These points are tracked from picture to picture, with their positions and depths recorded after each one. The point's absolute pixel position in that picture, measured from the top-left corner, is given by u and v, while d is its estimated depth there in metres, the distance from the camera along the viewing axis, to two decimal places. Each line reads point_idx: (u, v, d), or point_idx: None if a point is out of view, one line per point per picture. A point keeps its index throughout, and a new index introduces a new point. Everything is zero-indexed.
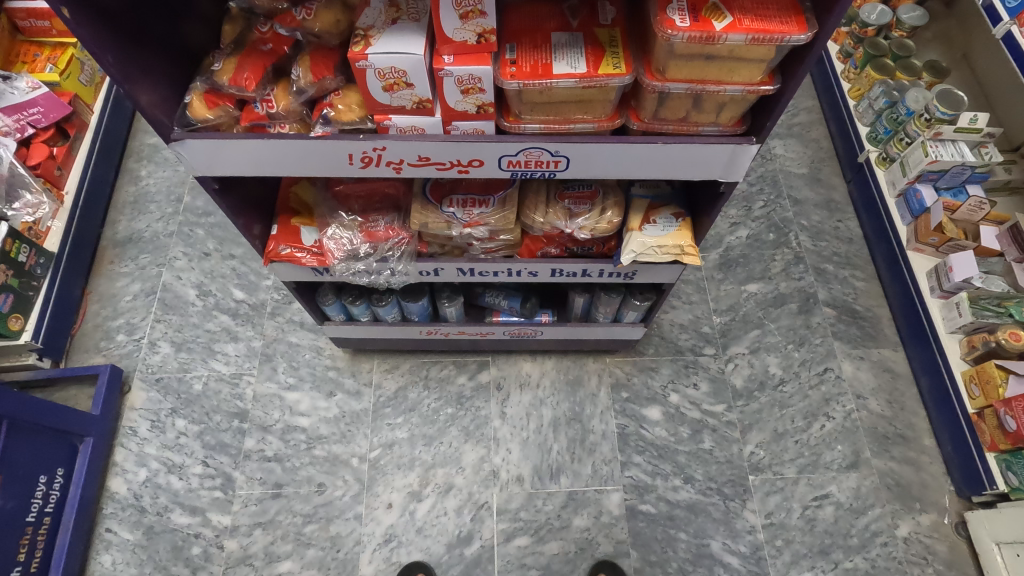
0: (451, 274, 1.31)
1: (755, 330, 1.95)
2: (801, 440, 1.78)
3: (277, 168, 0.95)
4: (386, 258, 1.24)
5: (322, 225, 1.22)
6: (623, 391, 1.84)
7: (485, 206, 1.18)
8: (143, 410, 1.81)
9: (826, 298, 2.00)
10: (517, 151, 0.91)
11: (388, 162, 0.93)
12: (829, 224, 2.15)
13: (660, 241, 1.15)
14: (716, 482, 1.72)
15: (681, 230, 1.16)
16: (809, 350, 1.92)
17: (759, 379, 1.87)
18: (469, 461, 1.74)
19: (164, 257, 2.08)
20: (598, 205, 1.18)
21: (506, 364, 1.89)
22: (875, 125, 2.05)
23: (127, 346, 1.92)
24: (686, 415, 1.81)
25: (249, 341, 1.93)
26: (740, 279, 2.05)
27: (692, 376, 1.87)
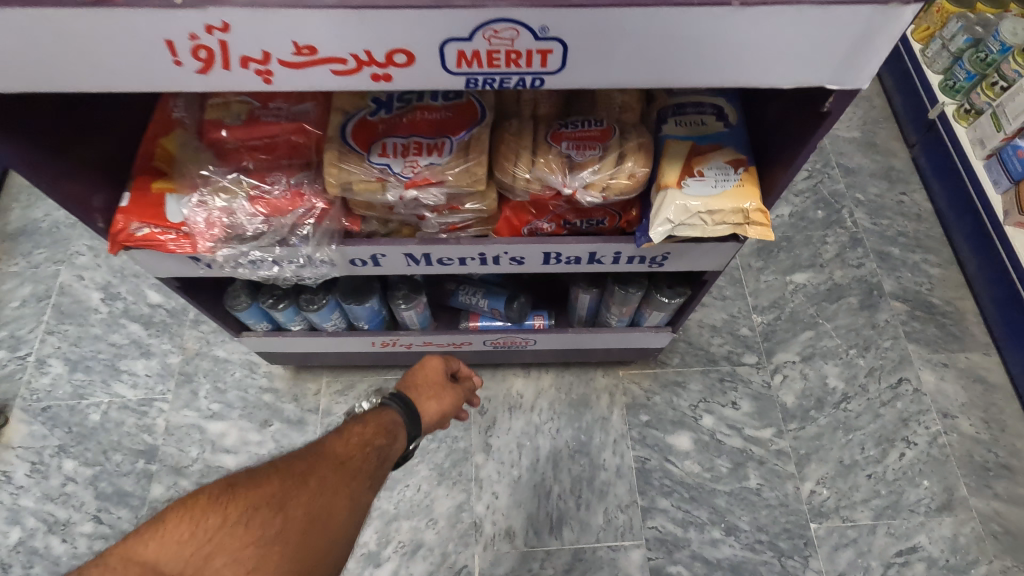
0: (397, 263, 0.90)
1: (808, 332, 1.54)
2: (874, 475, 1.37)
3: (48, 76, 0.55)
4: (291, 240, 0.83)
5: (193, 190, 0.80)
6: (642, 414, 1.43)
7: (437, 154, 0.75)
8: (22, 449, 1.41)
9: (893, 289, 1.60)
10: (470, 32, 0.51)
11: (245, 57, 0.53)
12: (890, 198, 1.74)
13: (710, 205, 0.73)
14: (768, 534, 1.31)
15: (743, 187, 0.74)
16: (877, 356, 1.51)
17: (816, 396, 1.46)
18: (444, 510, 1.33)
19: (64, 252, 1.67)
20: (613, 150, 0.76)
21: (491, 381, 1.47)
22: (951, 70, 1.65)
23: (8, 366, 1.51)
24: (724, 443, 1.40)
25: (164, 357, 1.52)
26: (784, 268, 1.63)
27: (730, 393, 1.46)
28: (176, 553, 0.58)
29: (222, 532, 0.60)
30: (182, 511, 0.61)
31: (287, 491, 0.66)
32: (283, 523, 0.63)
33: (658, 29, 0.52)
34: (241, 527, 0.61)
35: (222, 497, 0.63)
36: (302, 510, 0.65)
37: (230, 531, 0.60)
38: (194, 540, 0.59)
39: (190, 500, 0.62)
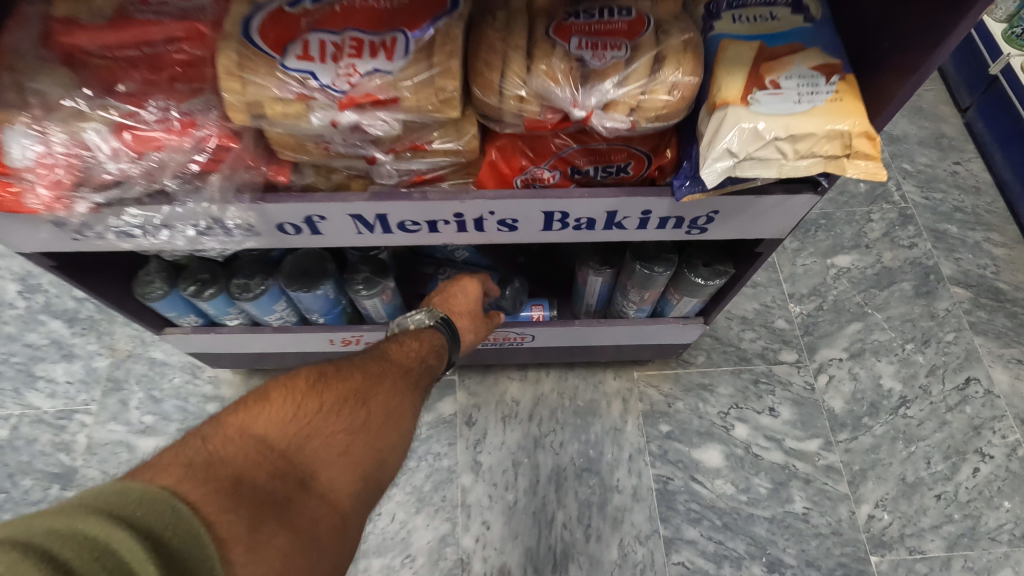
0: (344, 231, 0.66)
1: (855, 324, 1.30)
2: (944, 495, 1.13)
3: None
4: (180, 193, 0.58)
5: (35, 117, 0.52)
6: (662, 423, 1.19)
7: (385, 58, 0.51)
8: None
9: (953, 274, 1.36)
10: None
11: None
12: (941, 168, 1.51)
13: (794, 127, 0.48)
14: (819, 571, 1.07)
15: (842, 101, 0.49)
16: (938, 351, 1.27)
17: (869, 400, 1.22)
18: (423, 545, 1.09)
19: None
20: (645, 52, 0.52)
21: (480, 386, 1.23)
22: (1017, 16, 1.43)
23: None
24: (761, 459, 1.16)
25: (90, 360, 1.27)
26: (823, 249, 1.40)
27: (766, 398, 1.22)
28: (278, 427, 0.52)
29: (319, 416, 0.55)
30: (280, 391, 0.56)
31: (370, 388, 0.61)
32: (372, 415, 0.59)
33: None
34: (337, 413, 0.56)
35: (316, 383, 0.58)
36: (388, 405, 0.61)
37: (328, 414, 0.56)
38: (297, 418, 0.54)
39: (281, 383, 0.57)
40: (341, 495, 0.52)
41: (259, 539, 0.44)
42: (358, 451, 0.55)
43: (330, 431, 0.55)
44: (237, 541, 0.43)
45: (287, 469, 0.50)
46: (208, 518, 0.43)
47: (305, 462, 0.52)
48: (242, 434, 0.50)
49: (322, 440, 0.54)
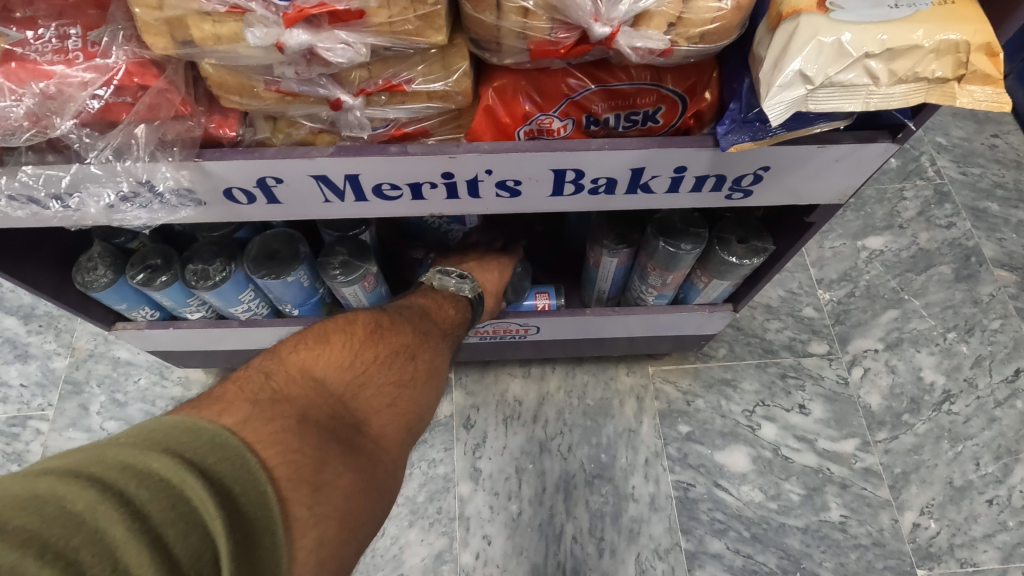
0: (306, 198, 0.54)
1: (891, 312, 1.18)
2: (997, 501, 1.02)
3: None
4: (86, 145, 0.47)
5: None
6: (681, 424, 1.07)
7: None
8: None
9: (996, 256, 1.24)
10: None
11: None
12: (978, 142, 1.39)
13: (888, 43, 0.37)
14: None
15: (950, 7, 0.37)
16: (983, 341, 1.15)
17: (909, 395, 1.10)
18: (417, 563, 0.97)
19: None
20: None
21: (478, 385, 1.11)
22: None
23: None
24: (792, 462, 1.04)
25: (47, 360, 1.15)
26: (853, 230, 1.28)
27: (796, 394, 1.10)
28: (336, 372, 0.50)
29: (374, 366, 0.53)
30: (338, 334, 0.54)
31: (416, 345, 0.60)
32: (420, 370, 0.57)
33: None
34: (389, 366, 0.55)
35: (371, 333, 0.57)
36: (430, 367, 0.60)
37: (380, 365, 0.54)
38: (353, 365, 0.52)
39: (336, 327, 0.55)
40: (394, 447, 0.50)
41: (327, 481, 0.41)
42: (407, 405, 0.53)
43: (382, 381, 0.53)
44: (308, 481, 0.40)
45: (344, 414, 0.48)
46: (277, 461, 0.38)
47: (360, 409, 0.49)
48: (304, 376, 0.48)
49: (375, 388, 0.52)
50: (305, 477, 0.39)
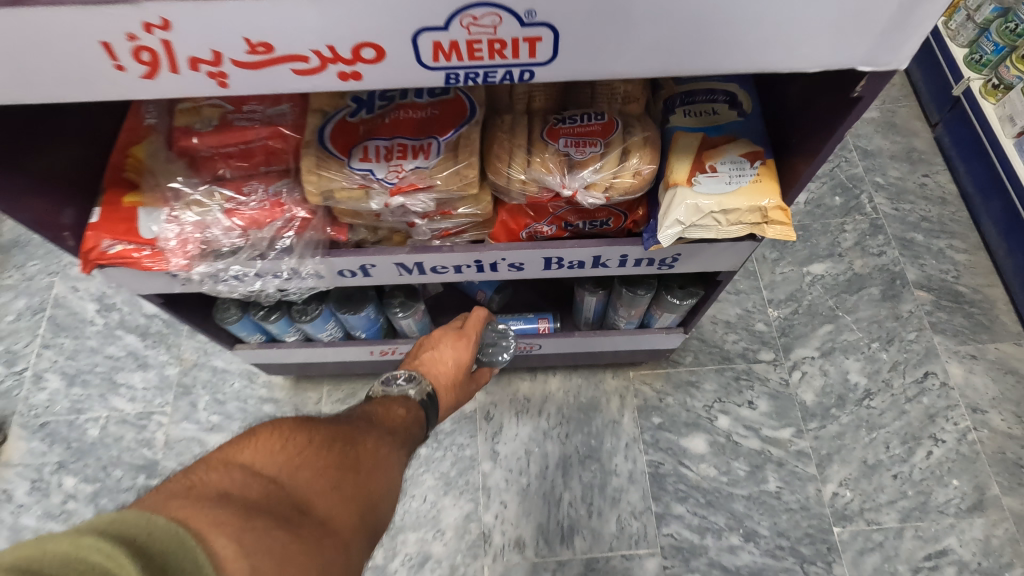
0: (388, 273, 0.85)
1: (827, 326, 1.47)
2: (900, 475, 1.30)
3: (38, 88, 0.48)
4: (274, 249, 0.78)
5: (165, 203, 0.74)
6: (655, 416, 1.37)
7: (423, 158, 0.69)
8: (22, 467, 1.39)
9: (917, 278, 1.52)
10: (446, 18, 0.44)
11: (191, 59, 0.46)
12: (911, 181, 1.65)
13: (725, 204, 0.66)
14: (789, 539, 1.25)
15: (760, 182, 0.67)
16: (901, 349, 1.43)
17: (837, 392, 1.39)
18: (451, 521, 1.29)
19: (57, 263, 1.63)
20: (615, 147, 0.70)
21: (496, 386, 1.42)
22: (978, 44, 1.53)
23: (5, 382, 1.48)
24: (741, 445, 1.34)
25: (162, 368, 1.49)
26: (800, 258, 1.56)
27: (746, 392, 1.40)
28: (271, 460, 0.54)
29: (309, 448, 0.58)
30: (268, 427, 0.59)
31: (355, 436, 0.65)
32: (358, 455, 0.61)
33: (670, 6, 0.44)
34: (327, 447, 0.59)
35: (305, 424, 0.61)
36: (371, 447, 0.64)
37: (319, 451, 0.58)
38: (290, 452, 0.56)
39: (269, 423, 0.60)
40: (341, 519, 0.53)
41: (254, 536, 0.44)
42: (348, 483, 0.57)
43: (320, 465, 0.57)
44: (231, 534, 0.43)
45: (281, 493, 0.51)
46: (201, 522, 0.42)
47: (297, 489, 0.53)
48: (235, 468, 0.52)
49: (314, 470, 0.56)
50: (230, 532, 0.43)
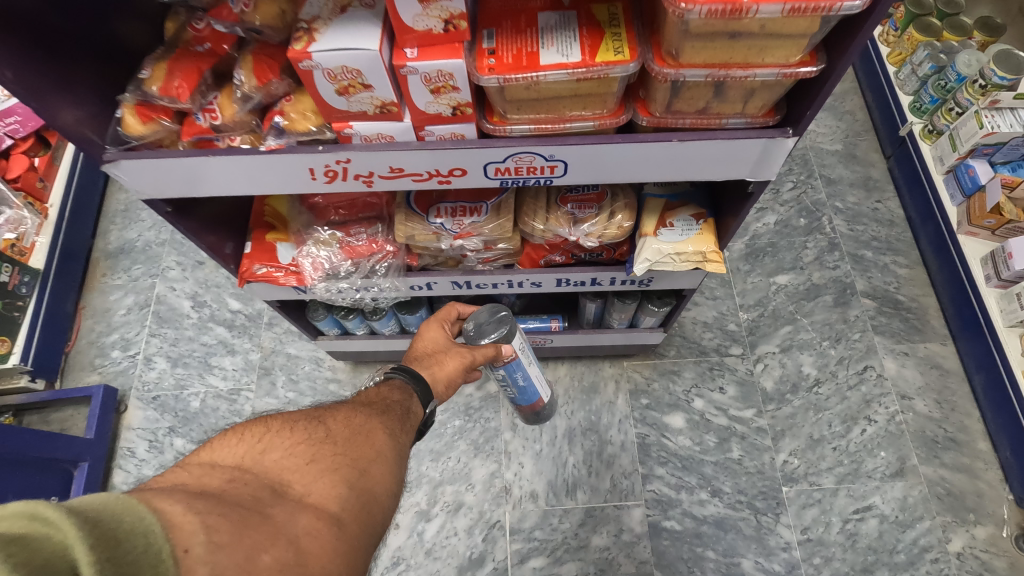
0: (446, 288, 1.18)
1: (787, 327, 1.79)
2: (839, 447, 1.63)
3: (270, 183, 0.82)
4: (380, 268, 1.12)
5: (299, 241, 1.09)
6: (643, 398, 1.71)
7: (476, 215, 1.03)
8: (140, 430, 1.75)
9: (865, 288, 1.83)
10: (504, 158, 0.76)
11: (356, 175, 0.79)
12: (866, 206, 1.96)
13: (677, 248, 1.00)
14: (746, 495, 1.58)
15: (702, 234, 1.00)
16: (846, 347, 1.75)
17: (792, 381, 1.72)
18: (480, 477, 1.63)
19: (157, 267, 2.00)
20: (606, 209, 1.03)
21: None
22: (919, 93, 1.86)
23: (122, 363, 1.85)
24: (712, 422, 1.67)
25: (247, 354, 1.85)
26: (768, 270, 1.88)
27: (718, 379, 1.73)
28: (236, 453, 0.65)
29: (279, 436, 0.68)
30: (245, 426, 0.69)
31: (329, 419, 0.74)
32: (328, 433, 0.71)
33: (635, 153, 0.75)
34: (297, 432, 0.69)
35: (276, 418, 0.71)
36: (341, 426, 0.73)
37: (283, 435, 0.68)
38: (255, 442, 0.66)
39: (247, 423, 0.70)
40: (310, 486, 0.63)
41: (215, 510, 0.54)
42: (318, 458, 0.66)
43: (287, 447, 0.66)
44: (190, 507, 0.52)
45: (253, 477, 0.62)
46: (162, 498, 0.51)
47: (266, 471, 0.63)
48: (207, 464, 0.63)
49: (281, 452, 0.66)
50: (189, 506, 0.52)
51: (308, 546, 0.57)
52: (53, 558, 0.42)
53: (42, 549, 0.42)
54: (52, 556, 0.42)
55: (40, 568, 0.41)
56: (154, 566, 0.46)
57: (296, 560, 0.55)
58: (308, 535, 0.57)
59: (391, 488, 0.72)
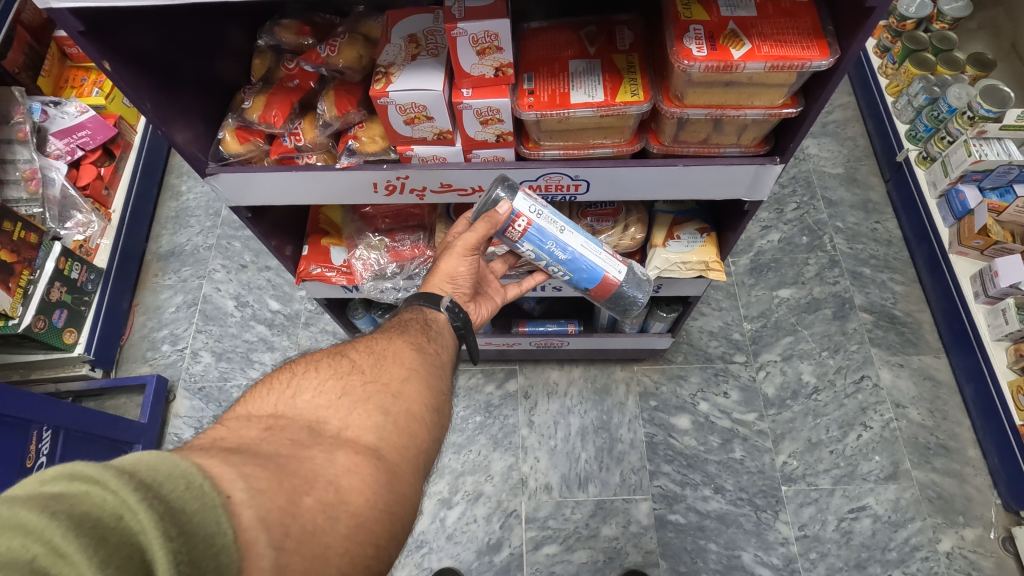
0: None
1: (788, 337, 1.91)
2: (836, 450, 1.74)
3: (331, 191, 0.95)
4: (420, 270, 1.26)
5: (350, 245, 1.25)
6: (651, 400, 1.84)
7: None
8: (186, 417, 1.90)
9: (863, 303, 1.95)
10: (537, 176, 0.91)
11: (412, 189, 0.94)
12: (865, 226, 2.09)
13: (683, 257, 1.14)
14: (747, 493, 1.69)
15: (706, 246, 1.15)
16: (845, 357, 1.87)
17: (792, 388, 1.83)
18: (498, 469, 1.76)
19: (204, 269, 2.17)
20: (621, 222, 1.17)
21: (533, 372, 1.91)
22: (915, 122, 2.02)
23: (171, 356, 2.00)
24: (716, 424, 1.79)
25: (285, 350, 2.00)
26: (771, 285, 2.01)
27: (722, 385, 1.85)
28: (267, 403, 0.72)
29: (309, 377, 0.75)
30: (275, 378, 0.76)
31: (351, 352, 0.83)
32: (354, 367, 0.79)
33: (649, 170, 0.87)
34: (326, 369, 0.77)
35: (303, 362, 0.79)
36: (363, 357, 0.82)
37: (311, 377, 0.75)
38: (284, 390, 0.73)
39: (277, 373, 0.78)
40: (346, 417, 0.70)
41: (251, 462, 0.57)
42: (351, 391, 0.74)
43: (316, 388, 0.73)
44: (226, 461, 0.55)
45: (290, 419, 0.68)
46: (201, 456, 0.55)
47: (301, 413, 0.70)
48: (245, 416, 0.69)
49: (311, 394, 0.72)
50: (226, 460, 0.56)
51: (346, 482, 0.62)
52: (95, 509, 0.43)
53: (83, 502, 0.43)
54: (94, 507, 0.43)
55: (84, 518, 0.43)
56: (200, 499, 0.49)
57: (338, 499, 0.60)
58: (347, 472, 0.63)
59: (424, 405, 0.79)
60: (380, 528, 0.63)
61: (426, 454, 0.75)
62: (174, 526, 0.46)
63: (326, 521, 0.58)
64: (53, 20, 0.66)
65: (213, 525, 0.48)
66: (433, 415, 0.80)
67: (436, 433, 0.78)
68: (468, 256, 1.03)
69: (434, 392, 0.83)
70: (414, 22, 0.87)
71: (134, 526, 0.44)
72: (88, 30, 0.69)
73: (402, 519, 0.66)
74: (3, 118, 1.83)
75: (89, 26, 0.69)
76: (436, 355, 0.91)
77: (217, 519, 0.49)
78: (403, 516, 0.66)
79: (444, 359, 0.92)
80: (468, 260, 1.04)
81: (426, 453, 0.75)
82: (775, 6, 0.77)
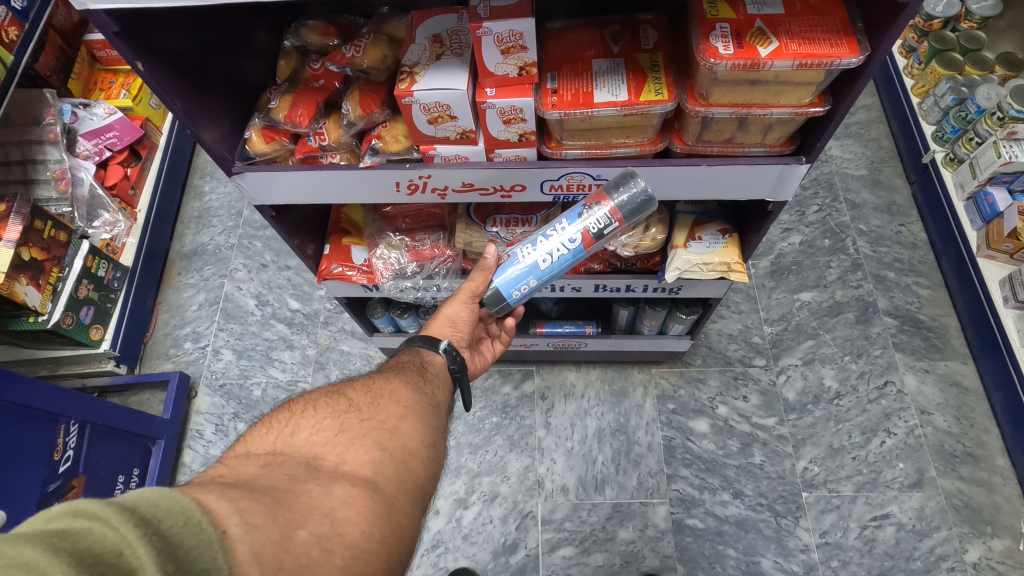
0: None
1: (809, 341, 1.89)
2: (858, 457, 1.70)
3: (350, 193, 0.97)
4: (444, 270, 1.27)
5: (371, 244, 1.26)
6: (669, 403, 1.82)
7: (527, 224, 1.17)
8: (207, 414, 1.92)
9: (886, 307, 1.91)
10: (559, 176, 0.91)
11: (433, 188, 0.94)
12: (889, 229, 2.05)
13: (704, 258, 1.13)
14: (767, 499, 1.67)
15: (727, 247, 1.14)
16: (868, 362, 1.83)
17: (813, 393, 1.81)
18: (515, 470, 1.75)
19: (225, 269, 2.20)
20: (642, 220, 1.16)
21: (550, 373, 1.90)
22: (941, 123, 1.98)
23: (193, 353, 2.04)
24: (735, 428, 1.77)
25: (304, 349, 2.02)
26: (792, 288, 1.98)
27: (741, 388, 1.83)
28: (266, 440, 0.72)
29: (310, 413, 0.76)
30: (276, 416, 0.77)
31: (346, 390, 0.83)
32: (357, 402, 0.80)
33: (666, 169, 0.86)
34: (327, 404, 0.79)
35: (303, 398, 0.80)
36: (361, 394, 0.83)
37: (309, 416, 0.75)
38: (283, 427, 0.74)
39: (278, 410, 0.78)
40: (344, 450, 0.71)
41: (248, 497, 0.58)
42: (347, 428, 0.74)
43: (314, 426, 0.74)
44: (223, 496, 0.56)
45: (290, 455, 0.69)
46: (198, 492, 0.55)
47: (299, 450, 0.70)
48: (244, 455, 0.70)
49: (309, 431, 0.73)
50: (222, 496, 0.56)
51: (343, 520, 0.61)
52: (97, 545, 0.44)
53: (86, 539, 0.44)
54: (95, 544, 0.44)
55: (86, 554, 0.43)
56: (198, 535, 0.50)
57: (332, 532, 0.60)
58: (343, 505, 0.62)
59: (421, 441, 0.78)
60: (376, 560, 0.62)
61: (423, 488, 0.74)
62: (172, 563, 0.47)
63: (321, 553, 0.58)
64: (90, 21, 0.68)
65: (208, 561, 0.50)
66: (430, 452, 0.78)
67: (433, 472, 0.77)
68: (470, 302, 1.06)
69: (430, 430, 0.82)
70: (439, 21, 0.87)
71: (133, 562, 0.45)
72: (122, 31, 0.71)
73: (400, 551, 0.65)
74: (35, 119, 1.88)
75: (123, 27, 0.71)
76: (433, 395, 0.90)
77: (213, 555, 0.50)
78: (401, 549, 0.65)
79: (440, 401, 0.91)
80: (470, 306, 1.06)
81: (422, 489, 0.74)
82: (802, 3, 0.76)
